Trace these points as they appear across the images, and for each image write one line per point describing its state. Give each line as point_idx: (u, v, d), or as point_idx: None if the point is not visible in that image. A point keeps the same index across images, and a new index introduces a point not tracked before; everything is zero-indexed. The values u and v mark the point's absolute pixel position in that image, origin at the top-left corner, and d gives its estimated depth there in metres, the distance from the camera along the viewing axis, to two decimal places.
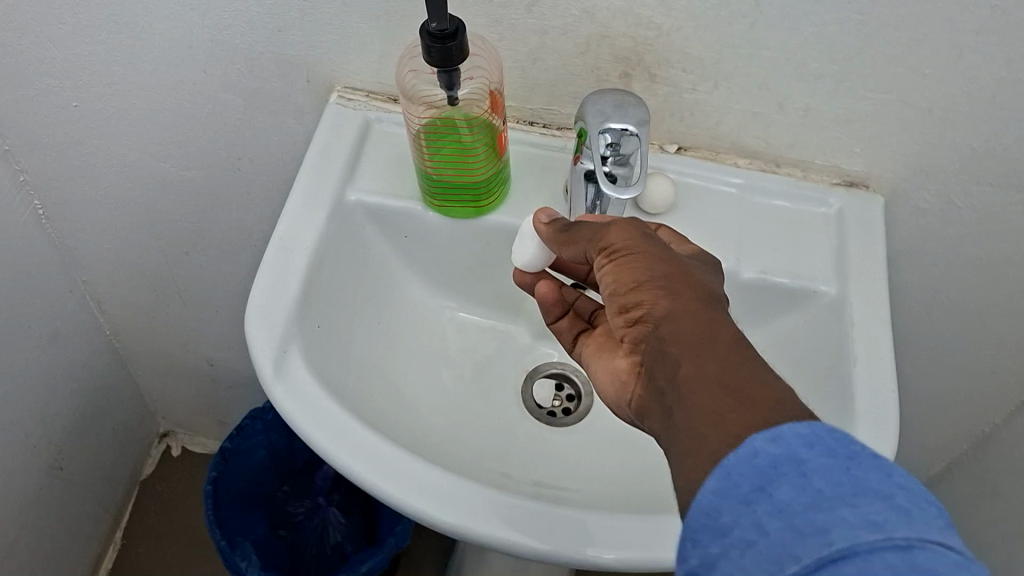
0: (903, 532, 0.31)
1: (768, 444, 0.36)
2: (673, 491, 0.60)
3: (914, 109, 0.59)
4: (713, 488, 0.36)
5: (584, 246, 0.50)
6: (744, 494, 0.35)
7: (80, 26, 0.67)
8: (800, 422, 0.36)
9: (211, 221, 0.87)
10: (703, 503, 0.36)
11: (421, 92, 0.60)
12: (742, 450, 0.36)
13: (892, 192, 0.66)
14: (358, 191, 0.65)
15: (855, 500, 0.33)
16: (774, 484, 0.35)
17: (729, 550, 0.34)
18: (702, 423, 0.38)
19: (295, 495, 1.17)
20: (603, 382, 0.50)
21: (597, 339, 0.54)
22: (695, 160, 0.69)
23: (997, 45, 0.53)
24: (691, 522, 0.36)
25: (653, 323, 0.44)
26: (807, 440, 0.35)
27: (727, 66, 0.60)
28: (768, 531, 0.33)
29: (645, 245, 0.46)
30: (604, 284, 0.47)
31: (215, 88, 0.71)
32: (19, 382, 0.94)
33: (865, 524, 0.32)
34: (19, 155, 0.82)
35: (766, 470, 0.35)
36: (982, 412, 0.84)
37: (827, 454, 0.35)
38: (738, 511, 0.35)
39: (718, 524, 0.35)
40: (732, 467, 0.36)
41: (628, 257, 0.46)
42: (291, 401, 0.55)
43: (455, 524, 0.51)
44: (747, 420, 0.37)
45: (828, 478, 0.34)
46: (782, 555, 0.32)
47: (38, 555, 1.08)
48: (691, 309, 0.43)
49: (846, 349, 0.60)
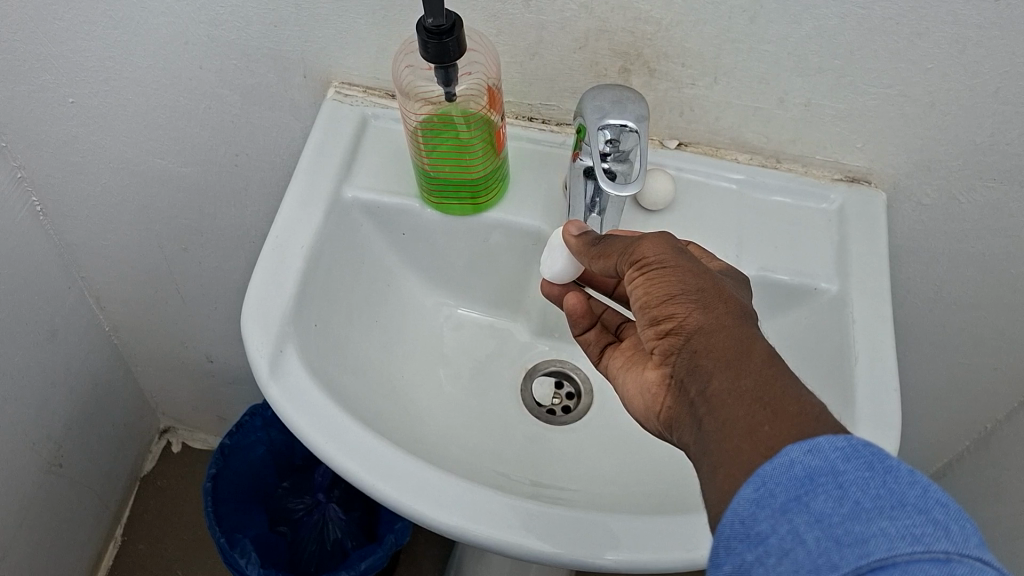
0: (942, 545, 0.31)
1: (805, 455, 0.35)
2: (674, 492, 0.59)
3: (916, 104, 0.59)
4: (749, 497, 0.36)
5: (615, 259, 0.49)
6: (780, 503, 0.35)
7: (75, 22, 0.66)
8: (837, 434, 0.36)
9: (210, 218, 0.86)
10: (738, 510, 0.36)
11: (418, 89, 0.59)
12: (778, 461, 0.36)
13: (894, 188, 0.66)
14: (355, 188, 0.65)
15: (892, 511, 0.33)
16: (812, 495, 0.34)
17: (764, 557, 0.34)
18: (736, 436, 0.38)
19: (296, 491, 1.16)
20: (632, 394, 0.50)
21: (624, 352, 0.54)
22: (695, 156, 0.68)
23: (1000, 40, 0.53)
24: (725, 529, 0.36)
25: (684, 336, 0.44)
26: (844, 453, 0.35)
27: (728, 61, 0.59)
28: (806, 539, 0.33)
29: (680, 260, 0.46)
30: (634, 296, 0.47)
31: (211, 84, 0.70)
32: (18, 381, 0.94)
33: (905, 536, 0.32)
34: (16, 152, 0.81)
35: (804, 481, 0.35)
36: (983, 408, 0.84)
37: (864, 467, 0.34)
38: (775, 520, 0.34)
39: (753, 532, 0.35)
40: (767, 476, 0.36)
41: (662, 271, 0.45)
42: (287, 402, 0.55)
43: (456, 524, 0.51)
44: (781, 433, 0.37)
45: (866, 489, 0.34)
46: (820, 563, 0.32)
47: (38, 552, 1.07)
48: (724, 324, 0.43)
49: (849, 346, 0.60)
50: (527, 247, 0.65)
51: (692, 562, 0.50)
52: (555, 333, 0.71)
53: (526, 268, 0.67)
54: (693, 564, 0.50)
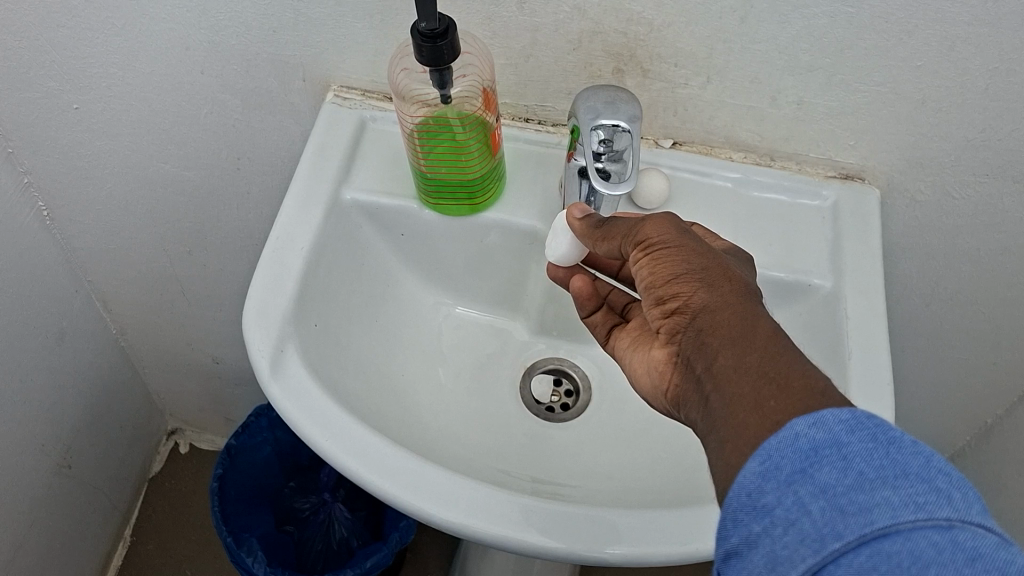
0: (945, 512, 0.32)
1: (810, 428, 0.36)
2: (672, 487, 0.60)
3: (908, 101, 0.59)
4: (756, 470, 0.36)
5: (619, 241, 0.50)
6: (786, 475, 0.35)
7: (79, 29, 0.67)
8: (840, 408, 0.37)
9: (214, 221, 0.88)
10: (745, 484, 0.36)
11: (414, 92, 0.60)
12: (783, 434, 0.36)
13: (887, 184, 0.66)
14: (354, 190, 0.65)
15: (895, 480, 0.33)
16: (817, 466, 0.35)
17: (770, 529, 0.35)
18: (743, 411, 0.39)
19: (302, 491, 1.17)
20: (640, 374, 0.51)
21: (631, 334, 0.54)
22: (690, 155, 0.69)
23: (989, 36, 0.53)
24: (731, 501, 0.37)
25: (690, 314, 0.44)
26: (848, 425, 0.36)
27: (720, 60, 0.60)
28: (811, 510, 0.34)
29: (684, 239, 0.46)
30: (640, 277, 0.47)
31: (213, 89, 0.71)
32: (27, 383, 0.95)
33: (908, 505, 0.32)
34: (23, 157, 0.83)
35: (809, 453, 0.35)
36: (983, 403, 0.85)
37: (867, 438, 0.35)
38: (781, 492, 0.35)
39: (760, 504, 0.36)
40: (773, 449, 0.36)
41: (666, 251, 0.46)
42: (288, 400, 0.56)
43: (452, 521, 0.52)
44: (787, 407, 0.38)
45: (869, 460, 0.34)
46: (824, 533, 0.33)
47: (49, 552, 1.09)
48: (728, 302, 0.43)
49: (842, 341, 0.60)
50: (525, 246, 0.66)
51: (687, 556, 0.51)
52: (553, 331, 0.71)
53: (524, 267, 0.68)
54: (687, 557, 0.51)
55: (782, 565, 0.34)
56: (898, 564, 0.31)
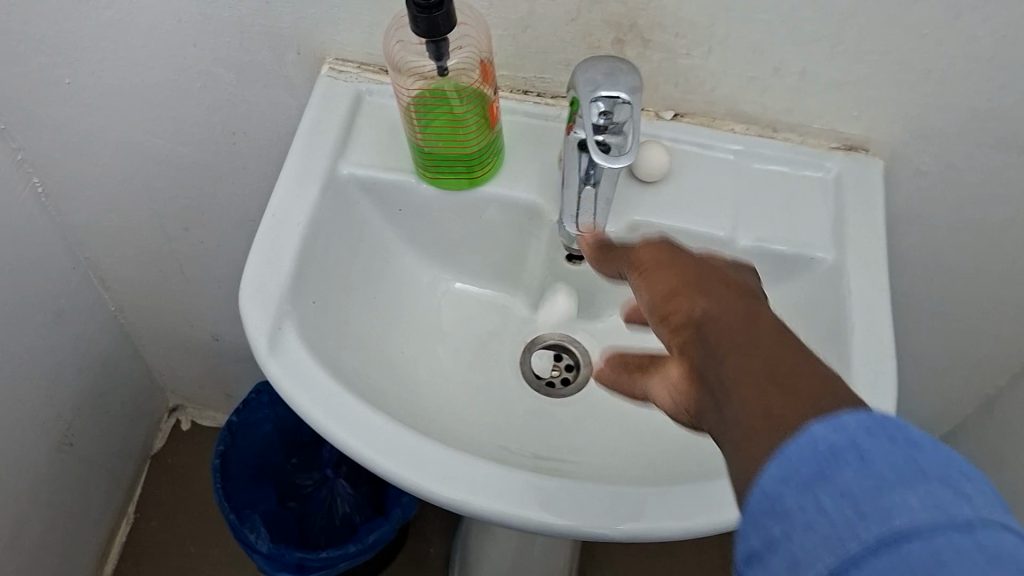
0: (967, 514, 0.31)
1: (828, 433, 0.35)
2: (674, 462, 0.59)
3: (912, 72, 0.58)
4: (776, 475, 0.35)
5: (616, 264, 0.54)
6: (806, 478, 0.34)
7: (68, 3, 0.66)
8: (856, 411, 0.36)
9: (211, 196, 0.87)
10: (764, 487, 0.35)
11: (411, 64, 0.59)
12: (801, 441, 0.35)
13: (891, 155, 0.65)
14: (350, 165, 0.64)
15: (916, 481, 0.32)
16: (837, 468, 0.34)
17: (790, 532, 0.34)
18: (755, 416, 0.38)
19: (304, 467, 1.17)
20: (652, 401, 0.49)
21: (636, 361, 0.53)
22: (692, 126, 0.68)
23: (995, 3, 0.52)
24: (749, 504, 0.36)
25: (694, 325, 0.43)
26: (867, 426, 0.35)
27: (721, 30, 0.59)
28: (832, 513, 0.33)
29: (676, 256, 0.49)
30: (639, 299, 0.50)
31: (207, 63, 0.70)
32: (26, 361, 0.95)
33: (931, 507, 0.31)
34: (16, 133, 0.82)
35: (828, 456, 0.34)
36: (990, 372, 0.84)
37: (886, 439, 0.34)
38: (802, 495, 0.34)
39: (779, 507, 0.34)
40: (792, 455, 0.35)
41: (658, 268, 0.48)
42: (286, 377, 0.55)
43: (453, 498, 0.52)
44: (798, 411, 0.37)
45: (890, 460, 0.33)
46: (846, 538, 0.32)
47: (53, 530, 1.09)
48: (728, 305, 0.43)
49: (846, 315, 0.59)
50: (526, 222, 0.65)
51: (688, 531, 0.51)
52: (554, 306, 0.70)
53: (524, 241, 0.67)
54: (688, 533, 0.51)
55: (802, 569, 0.33)
56: (924, 570, 0.30)
